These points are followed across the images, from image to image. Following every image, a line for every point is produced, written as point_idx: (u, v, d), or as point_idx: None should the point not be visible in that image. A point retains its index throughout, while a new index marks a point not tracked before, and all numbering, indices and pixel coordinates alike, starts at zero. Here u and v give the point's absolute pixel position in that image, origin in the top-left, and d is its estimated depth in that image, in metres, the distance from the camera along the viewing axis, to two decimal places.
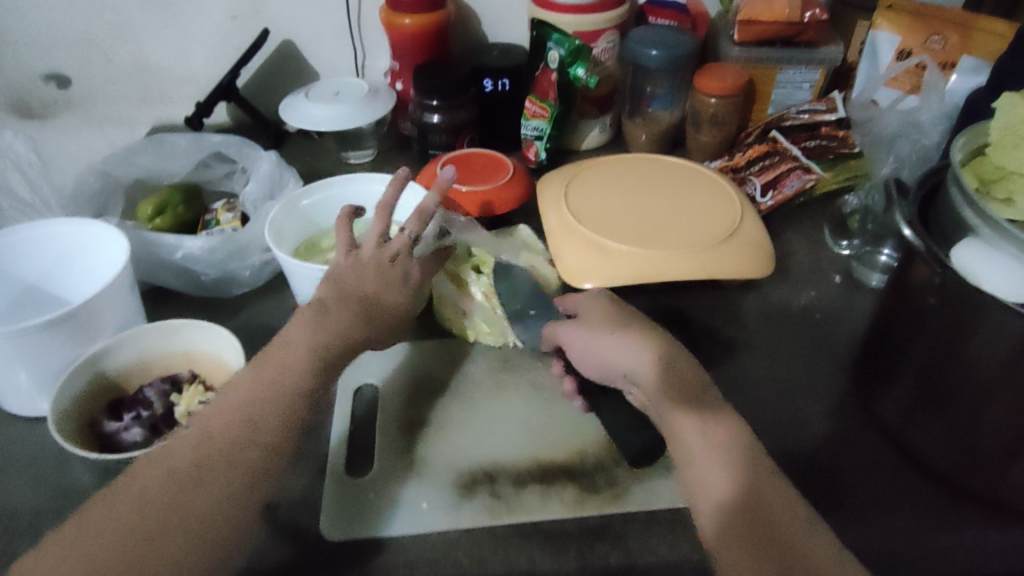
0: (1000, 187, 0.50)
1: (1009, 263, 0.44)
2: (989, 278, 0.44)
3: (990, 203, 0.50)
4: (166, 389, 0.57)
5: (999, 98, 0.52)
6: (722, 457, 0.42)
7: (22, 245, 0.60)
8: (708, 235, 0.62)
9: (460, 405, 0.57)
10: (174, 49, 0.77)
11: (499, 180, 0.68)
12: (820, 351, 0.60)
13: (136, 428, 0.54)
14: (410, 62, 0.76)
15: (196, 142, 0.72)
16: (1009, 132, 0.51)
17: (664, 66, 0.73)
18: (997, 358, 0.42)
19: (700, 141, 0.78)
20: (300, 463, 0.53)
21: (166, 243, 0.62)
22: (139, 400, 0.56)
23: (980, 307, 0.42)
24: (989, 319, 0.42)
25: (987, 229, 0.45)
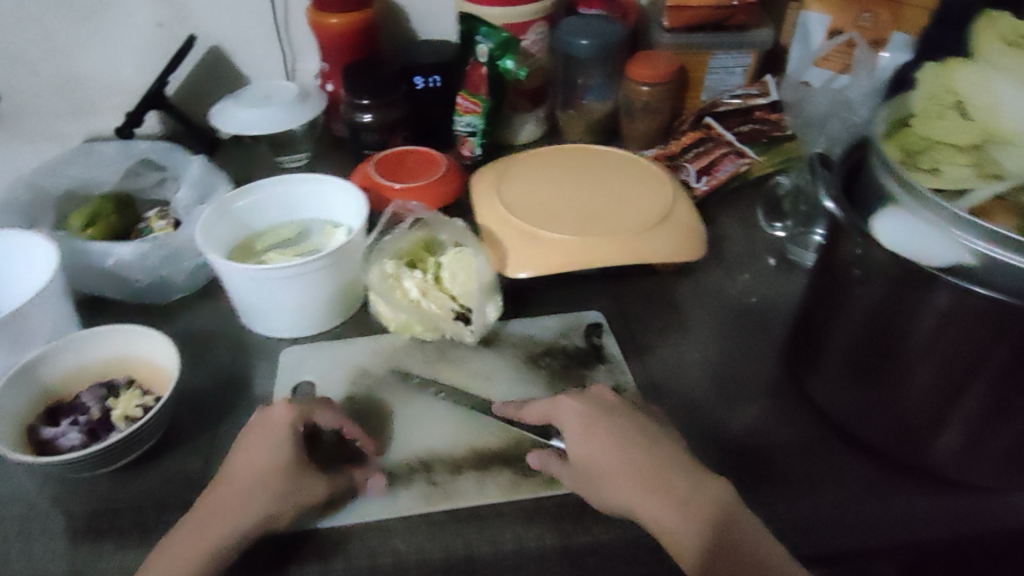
0: (927, 159, 0.48)
1: (927, 229, 0.42)
2: (919, 248, 0.43)
3: (917, 174, 0.47)
4: (104, 393, 0.55)
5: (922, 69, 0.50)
6: (692, 519, 0.44)
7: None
8: (641, 219, 0.62)
9: (404, 394, 0.57)
10: (103, 59, 0.77)
11: (434, 175, 0.68)
12: (755, 332, 0.61)
13: (73, 433, 0.52)
14: (339, 61, 0.77)
15: (124, 150, 0.72)
16: (933, 101, 0.48)
17: (594, 54, 0.73)
18: (928, 330, 0.43)
19: (635, 129, 0.78)
20: None
21: (96, 250, 0.61)
22: (74, 407, 0.54)
23: (912, 278, 0.42)
24: (920, 293, 0.42)
25: (906, 196, 0.44)
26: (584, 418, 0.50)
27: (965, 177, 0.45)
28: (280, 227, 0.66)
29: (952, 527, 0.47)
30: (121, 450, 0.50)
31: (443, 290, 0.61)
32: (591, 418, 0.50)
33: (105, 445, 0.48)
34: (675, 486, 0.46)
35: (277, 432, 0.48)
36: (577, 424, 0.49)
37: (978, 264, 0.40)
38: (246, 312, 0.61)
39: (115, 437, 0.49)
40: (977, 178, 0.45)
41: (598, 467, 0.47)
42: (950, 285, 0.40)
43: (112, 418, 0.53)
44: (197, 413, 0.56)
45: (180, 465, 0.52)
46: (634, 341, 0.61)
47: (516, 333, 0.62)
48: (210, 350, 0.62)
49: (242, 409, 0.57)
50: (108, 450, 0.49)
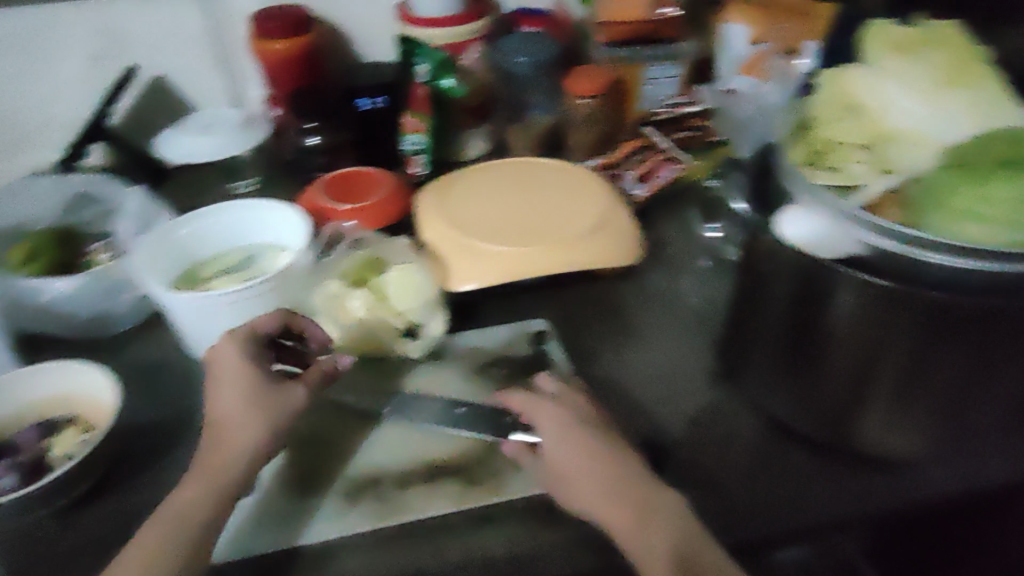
0: (830, 157, 0.51)
1: (821, 222, 0.45)
2: (808, 238, 0.45)
3: (816, 171, 0.50)
4: (38, 435, 0.54)
5: (824, 77, 0.57)
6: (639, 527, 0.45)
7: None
8: (582, 229, 0.64)
9: (353, 414, 0.57)
10: (43, 92, 0.80)
11: (377, 195, 0.69)
12: (695, 331, 0.63)
13: (5, 477, 0.51)
14: (282, 88, 0.79)
15: (59, 184, 0.71)
16: (829, 108, 0.54)
17: (535, 71, 0.76)
18: (843, 319, 0.45)
19: (576, 140, 0.80)
20: None
21: (31, 287, 0.61)
22: (10, 449, 0.53)
23: (822, 272, 0.44)
24: (835, 288, 0.44)
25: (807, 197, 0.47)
26: (547, 414, 0.51)
27: (864, 174, 0.49)
28: (225, 253, 0.66)
29: (873, 505, 0.50)
30: (61, 488, 0.50)
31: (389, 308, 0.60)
32: (548, 413, 0.51)
33: (36, 488, 0.48)
34: (620, 480, 0.47)
35: (237, 363, 0.51)
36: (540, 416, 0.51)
37: (869, 253, 0.44)
38: (189, 340, 0.61)
39: (55, 474, 0.49)
40: (876, 174, 0.49)
41: (559, 470, 0.49)
42: (858, 283, 0.43)
43: (47, 461, 0.53)
44: (143, 444, 0.56)
45: (123, 500, 0.52)
46: (576, 347, 0.63)
47: (463, 346, 0.63)
48: (155, 381, 0.62)
49: (187, 437, 0.56)
50: (46, 489, 0.49)
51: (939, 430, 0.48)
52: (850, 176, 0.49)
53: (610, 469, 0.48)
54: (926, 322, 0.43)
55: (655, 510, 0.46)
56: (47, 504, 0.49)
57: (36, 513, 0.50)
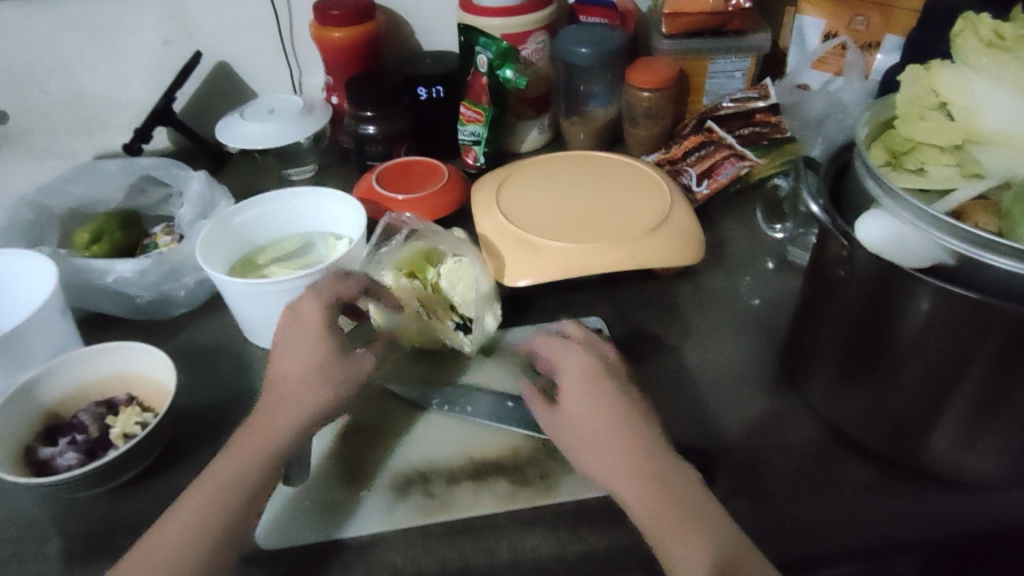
0: (911, 158, 0.49)
1: (904, 229, 0.42)
2: (885, 245, 0.43)
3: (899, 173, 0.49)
4: (101, 412, 0.55)
5: (907, 70, 0.51)
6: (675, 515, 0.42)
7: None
8: (641, 227, 0.62)
9: (403, 407, 0.57)
10: (112, 78, 0.83)
11: (436, 186, 0.71)
12: (757, 336, 0.61)
13: (70, 452, 0.52)
14: (343, 74, 0.79)
15: (126, 167, 0.72)
16: (913, 104, 0.50)
17: (595, 62, 0.74)
18: (917, 327, 0.43)
19: (636, 135, 0.79)
20: None
21: (98, 268, 0.62)
22: (72, 425, 0.54)
23: (895, 276, 0.42)
24: (907, 295, 0.42)
25: (887, 199, 0.44)
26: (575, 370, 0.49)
27: (949, 177, 0.47)
28: (280, 241, 0.67)
29: (941, 527, 0.48)
30: (119, 466, 0.51)
31: (441, 299, 0.61)
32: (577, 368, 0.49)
33: (100, 463, 0.49)
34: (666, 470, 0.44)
35: (313, 324, 0.52)
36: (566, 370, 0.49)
37: (954, 262, 0.42)
38: (246, 325, 0.61)
39: (115, 453, 0.50)
40: (962, 178, 0.47)
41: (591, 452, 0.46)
42: (933, 287, 0.40)
43: (110, 437, 0.54)
44: (198, 427, 0.57)
45: (177, 481, 0.53)
46: (632, 344, 0.61)
47: (516, 341, 0.62)
48: (209, 363, 0.63)
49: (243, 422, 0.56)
50: (107, 465, 0.50)
51: (1023, 455, 0.44)
52: (932, 180, 0.48)
53: (635, 467, 0.44)
54: (1012, 341, 0.39)
55: (694, 518, 0.42)
56: (108, 478, 0.51)
57: (96, 489, 0.51)
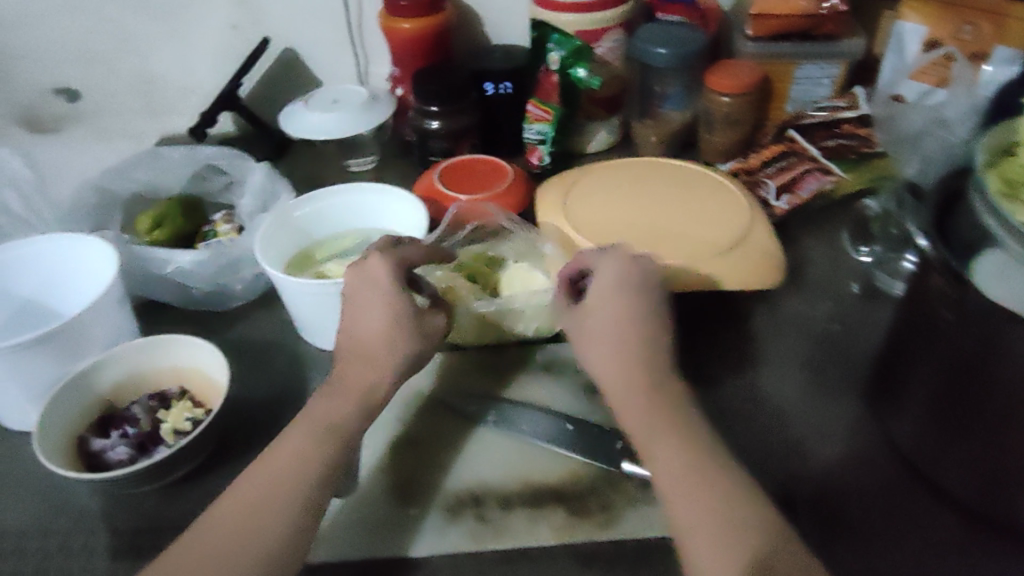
0: None
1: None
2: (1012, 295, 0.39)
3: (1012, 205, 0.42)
4: (154, 405, 0.55)
5: None
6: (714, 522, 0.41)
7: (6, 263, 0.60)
8: (715, 245, 0.58)
9: (457, 420, 0.55)
10: (180, 60, 0.83)
11: (500, 186, 0.67)
12: (839, 367, 0.57)
13: (122, 446, 0.52)
14: (411, 66, 0.78)
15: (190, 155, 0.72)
16: None
17: (672, 64, 0.71)
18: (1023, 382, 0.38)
19: (712, 141, 0.75)
20: None
21: (159, 257, 0.62)
22: (125, 417, 0.54)
23: (1002, 323, 0.38)
24: (1014, 345, 0.37)
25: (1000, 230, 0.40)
26: (611, 311, 0.50)
27: None
28: (340, 236, 0.65)
29: None
30: (171, 465, 0.50)
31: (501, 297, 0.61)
32: (615, 304, 0.50)
33: (151, 462, 0.48)
34: (714, 482, 0.42)
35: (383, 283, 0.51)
36: (597, 309, 0.50)
37: None
38: (300, 323, 0.60)
39: (166, 453, 0.49)
40: None
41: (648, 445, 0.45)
42: None
43: (161, 432, 0.53)
44: (251, 425, 0.56)
45: (227, 482, 0.52)
46: (698, 366, 0.58)
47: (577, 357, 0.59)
48: (264, 358, 0.62)
49: None
50: (157, 465, 0.48)
51: None
52: None
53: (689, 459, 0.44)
54: None
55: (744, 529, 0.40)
56: (158, 477, 0.50)
57: (152, 485, 0.50)
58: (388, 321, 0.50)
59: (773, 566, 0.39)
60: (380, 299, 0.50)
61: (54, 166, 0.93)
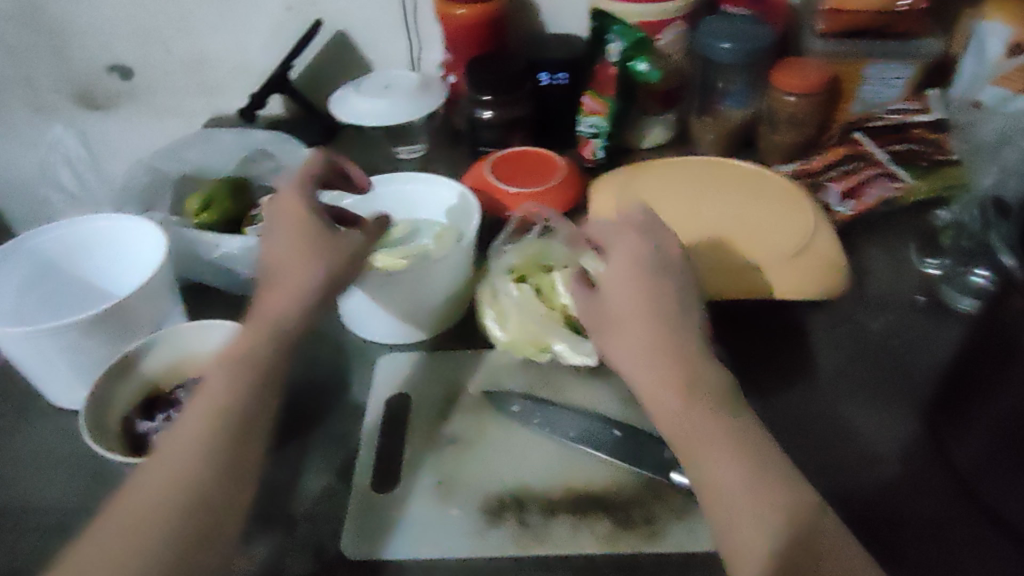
0: None
1: None
2: None
3: None
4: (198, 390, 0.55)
5: None
6: (737, 482, 0.39)
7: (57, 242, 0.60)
8: (777, 251, 0.57)
9: (500, 420, 0.53)
10: (233, 41, 0.84)
11: (552, 180, 0.66)
12: (900, 385, 0.54)
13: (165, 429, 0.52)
14: (465, 53, 0.77)
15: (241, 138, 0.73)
16: None
17: (738, 59, 0.68)
18: None
19: (773, 142, 0.72)
20: (322, 462, 0.51)
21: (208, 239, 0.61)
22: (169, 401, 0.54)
23: None
24: None
25: None
26: (622, 261, 0.47)
27: None
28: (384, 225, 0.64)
29: None
30: None
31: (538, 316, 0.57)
32: (610, 250, 0.48)
33: None
34: (734, 433, 0.41)
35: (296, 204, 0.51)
36: (610, 250, 0.48)
37: None
38: (345, 315, 0.59)
39: None
40: None
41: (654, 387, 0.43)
42: None
43: None
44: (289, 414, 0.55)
45: None
46: (749, 374, 0.56)
47: None
48: None
49: (338, 413, 0.55)
50: None
51: None
52: None
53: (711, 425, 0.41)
54: None
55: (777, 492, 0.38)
56: None
57: None
58: (301, 238, 0.49)
59: (809, 536, 0.37)
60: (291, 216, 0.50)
61: (115, 140, 0.96)
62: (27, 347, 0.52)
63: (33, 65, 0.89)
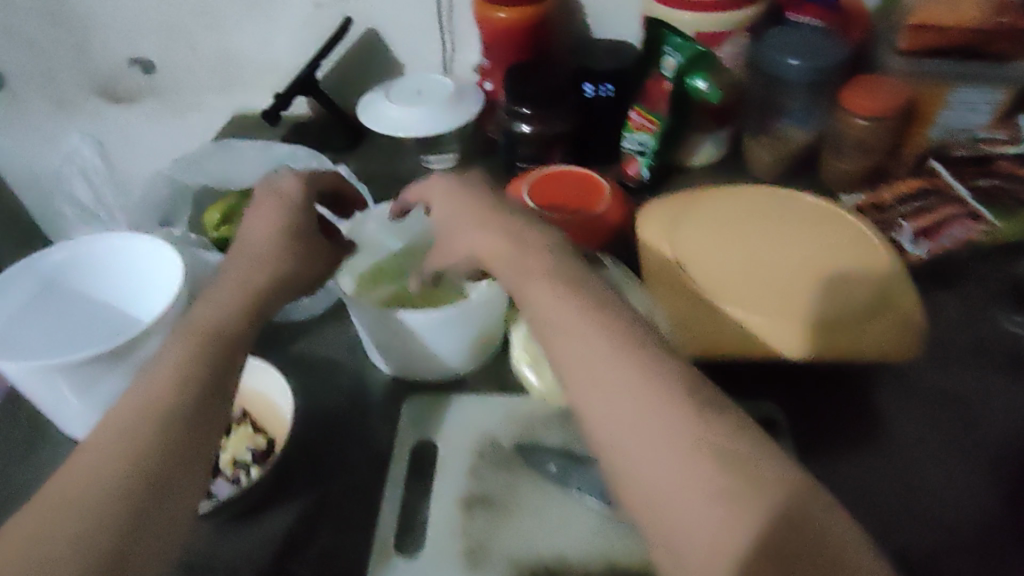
0: None
1: None
2: None
3: None
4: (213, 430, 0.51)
5: None
6: (689, 472, 0.31)
7: (65, 262, 0.57)
8: (852, 308, 0.51)
9: (537, 480, 0.48)
10: (259, 37, 0.79)
11: (597, 207, 0.61)
12: (981, 460, 0.49)
13: None
14: (504, 59, 0.72)
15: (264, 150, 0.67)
16: None
17: (805, 76, 0.63)
18: None
19: (838, 168, 0.68)
20: (338, 517, 0.47)
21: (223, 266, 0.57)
22: None
23: None
24: None
25: None
26: (513, 259, 0.42)
27: None
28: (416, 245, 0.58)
29: None
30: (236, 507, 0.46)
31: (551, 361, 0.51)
32: (494, 244, 0.44)
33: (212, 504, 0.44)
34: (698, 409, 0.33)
35: (282, 200, 0.52)
36: (505, 248, 0.43)
37: None
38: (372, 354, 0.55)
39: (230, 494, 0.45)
40: None
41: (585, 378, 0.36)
42: None
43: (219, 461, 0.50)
44: (308, 460, 0.50)
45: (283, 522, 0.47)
46: (813, 437, 0.50)
47: None
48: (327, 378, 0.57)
49: (357, 461, 0.50)
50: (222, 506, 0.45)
51: None
52: None
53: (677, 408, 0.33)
54: None
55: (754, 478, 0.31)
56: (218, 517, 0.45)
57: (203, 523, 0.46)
58: (274, 244, 0.50)
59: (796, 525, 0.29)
60: (277, 205, 0.51)
61: (142, 139, 0.93)
62: (31, 381, 0.47)
63: (55, 57, 0.86)
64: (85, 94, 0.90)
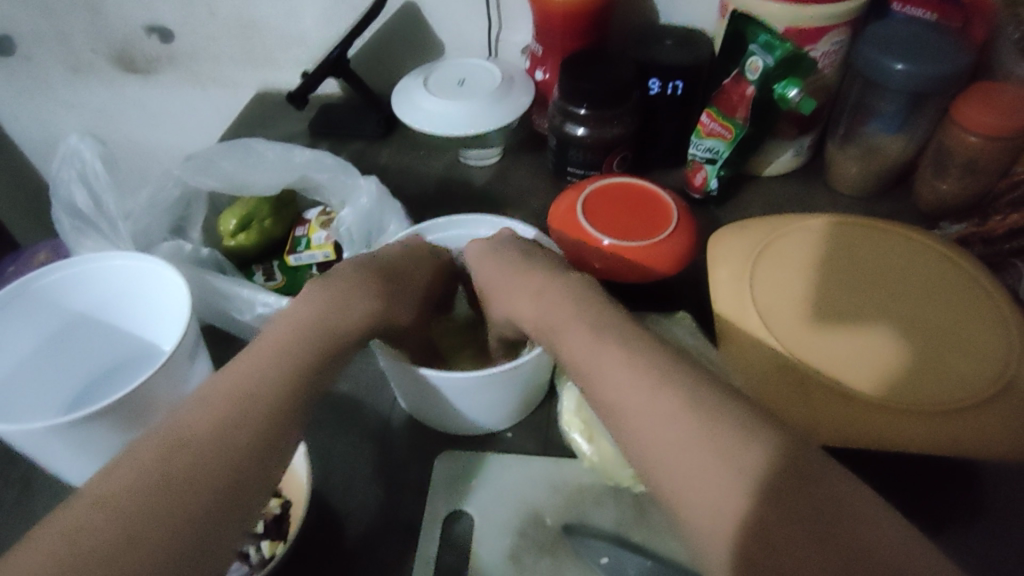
0: None
1: None
2: None
3: None
4: None
5: None
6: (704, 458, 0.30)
7: (60, 289, 0.54)
8: (963, 389, 0.44)
9: (583, 570, 0.45)
10: (285, 7, 0.71)
11: (659, 235, 0.54)
12: None
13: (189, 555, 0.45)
14: (558, 46, 0.63)
15: (284, 156, 0.62)
16: None
17: (912, 85, 0.53)
18: None
19: (939, 189, 0.59)
20: None
21: (229, 288, 0.56)
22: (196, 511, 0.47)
23: None
24: None
25: None
26: (597, 321, 0.38)
27: None
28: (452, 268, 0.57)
29: None
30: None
31: (618, 464, 0.48)
32: (569, 315, 0.39)
33: None
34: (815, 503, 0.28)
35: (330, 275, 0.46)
36: (587, 305, 0.40)
37: None
38: (414, 405, 0.51)
39: None
40: None
41: (615, 404, 0.34)
42: None
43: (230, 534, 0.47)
44: (334, 529, 0.48)
45: None
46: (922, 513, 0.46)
47: None
48: (356, 421, 0.54)
49: (390, 531, 0.47)
50: None
51: None
52: None
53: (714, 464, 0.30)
54: None
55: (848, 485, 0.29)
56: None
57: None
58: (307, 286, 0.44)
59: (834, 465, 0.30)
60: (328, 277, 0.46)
61: (163, 112, 0.86)
62: (22, 437, 0.43)
63: (67, 21, 0.78)
64: (98, 61, 0.82)
